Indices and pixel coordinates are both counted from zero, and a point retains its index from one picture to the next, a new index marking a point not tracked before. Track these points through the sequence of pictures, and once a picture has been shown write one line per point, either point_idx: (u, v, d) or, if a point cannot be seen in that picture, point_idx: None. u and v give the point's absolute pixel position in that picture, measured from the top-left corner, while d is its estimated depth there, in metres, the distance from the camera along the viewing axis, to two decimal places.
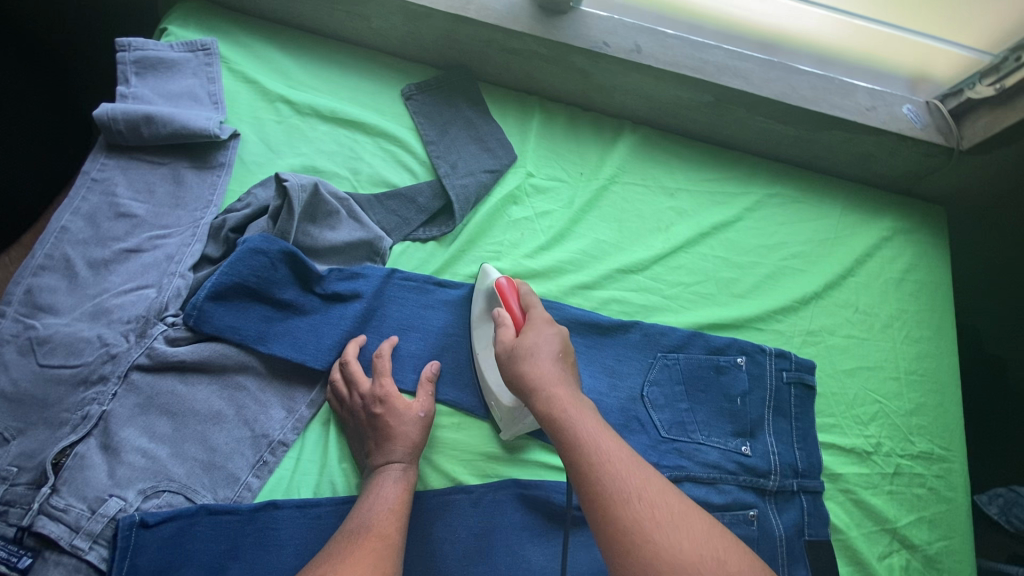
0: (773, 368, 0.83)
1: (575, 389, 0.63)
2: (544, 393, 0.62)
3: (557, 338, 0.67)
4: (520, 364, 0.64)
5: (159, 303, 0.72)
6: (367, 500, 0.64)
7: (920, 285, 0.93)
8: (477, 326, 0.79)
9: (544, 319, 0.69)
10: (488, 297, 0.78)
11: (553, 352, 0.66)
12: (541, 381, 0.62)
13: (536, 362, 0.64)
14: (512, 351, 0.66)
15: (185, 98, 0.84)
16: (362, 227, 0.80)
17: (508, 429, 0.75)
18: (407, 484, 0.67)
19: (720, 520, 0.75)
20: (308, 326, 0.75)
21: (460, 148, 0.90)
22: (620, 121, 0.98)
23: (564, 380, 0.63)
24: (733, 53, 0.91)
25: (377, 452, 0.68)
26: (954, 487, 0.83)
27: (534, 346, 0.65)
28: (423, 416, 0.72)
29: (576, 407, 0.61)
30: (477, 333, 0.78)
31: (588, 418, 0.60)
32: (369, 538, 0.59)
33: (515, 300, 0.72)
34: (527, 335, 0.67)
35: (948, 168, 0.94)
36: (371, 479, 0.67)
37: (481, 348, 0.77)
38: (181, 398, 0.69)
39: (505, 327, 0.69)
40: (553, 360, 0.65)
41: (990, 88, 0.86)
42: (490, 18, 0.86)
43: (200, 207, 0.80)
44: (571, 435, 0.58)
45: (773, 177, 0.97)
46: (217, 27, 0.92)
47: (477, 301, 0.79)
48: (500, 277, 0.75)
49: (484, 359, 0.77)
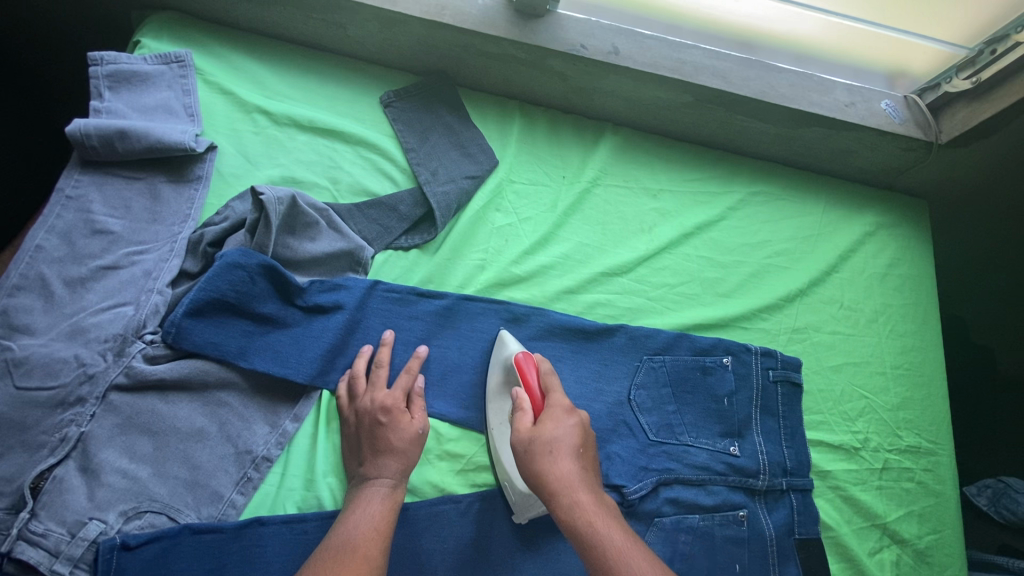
0: (759, 367, 0.83)
1: (595, 492, 0.64)
2: (565, 499, 0.62)
3: (576, 430, 0.67)
4: (540, 462, 0.64)
5: (136, 320, 0.71)
6: (355, 513, 0.63)
7: (904, 280, 0.93)
8: (493, 398, 0.76)
9: (562, 406, 0.69)
10: (504, 368, 0.77)
11: (573, 447, 0.65)
12: (561, 483, 0.62)
13: (556, 460, 0.64)
14: (531, 446, 0.65)
15: (160, 111, 0.83)
16: (342, 238, 0.80)
17: (522, 512, 0.71)
18: (393, 501, 0.65)
19: (710, 522, 0.75)
20: (290, 340, 0.74)
21: (440, 155, 0.89)
22: (601, 123, 0.98)
23: (584, 482, 0.63)
24: (711, 52, 0.91)
25: (371, 463, 0.67)
26: (943, 480, 0.83)
27: (553, 440, 0.65)
28: (421, 435, 0.71)
29: (598, 516, 0.61)
30: (491, 407, 0.76)
31: (610, 527, 0.60)
32: (356, 560, 0.59)
33: (533, 377, 0.72)
34: (546, 426, 0.66)
35: (928, 162, 0.95)
36: (360, 492, 0.65)
37: (496, 424, 0.75)
38: (161, 417, 0.69)
39: (522, 414, 0.69)
40: (572, 458, 0.64)
41: (966, 82, 0.87)
42: (466, 23, 0.85)
43: (178, 221, 0.79)
44: (595, 548, 0.58)
45: (755, 175, 0.97)
46: (191, 38, 0.91)
47: (493, 370, 0.78)
48: (517, 354, 0.74)
49: (498, 435, 0.74)
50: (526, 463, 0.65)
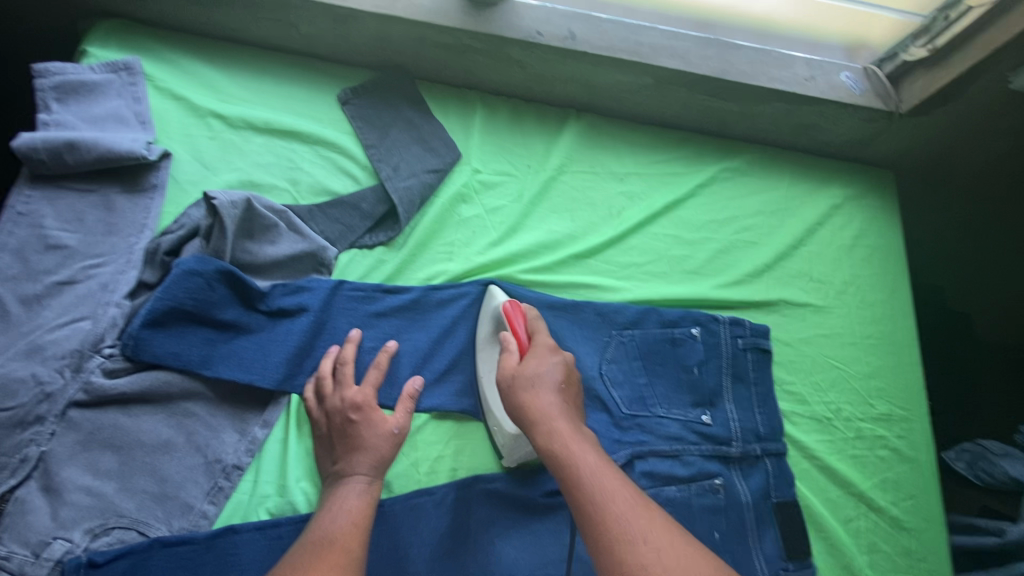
0: (728, 336, 0.84)
1: (574, 422, 0.66)
2: (544, 426, 0.64)
3: (559, 367, 0.69)
4: (522, 394, 0.66)
5: (93, 335, 0.69)
6: (331, 508, 0.62)
7: (872, 250, 0.94)
8: (483, 347, 0.78)
9: (547, 346, 0.71)
10: (494, 320, 0.77)
11: (554, 381, 0.68)
12: (541, 411, 0.65)
13: (537, 392, 0.66)
14: (513, 380, 0.68)
15: (111, 121, 0.81)
16: (303, 239, 0.78)
17: (510, 455, 0.73)
18: (370, 497, 0.64)
19: (687, 493, 0.75)
20: (255, 345, 0.73)
21: (402, 149, 0.88)
22: (564, 109, 0.97)
23: (564, 411, 0.66)
24: (669, 33, 0.90)
25: (344, 460, 0.66)
26: (917, 446, 0.84)
27: (535, 374, 0.68)
28: (396, 432, 0.69)
29: (575, 440, 0.63)
30: (482, 355, 0.78)
31: (586, 450, 0.62)
32: (333, 549, 0.57)
33: (519, 323, 0.74)
34: (530, 364, 0.69)
35: (891, 131, 0.95)
36: (335, 488, 0.64)
37: (484, 373, 0.76)
38: (125, 431, 0.67)
39: (508, 353, 0.71)
40: (554, 391, 0.67)
41: (923, 49, 0.87)
42: (418, 15, 0.84)
43: (135, 232, 0.77)
44: (571, 467, 0.60)
45: (720, 153, 0.97)
46: (140, 45, 0.89)
47: (482, 321, 0.79)
48: (505, 303, 0.76)
49: (487, 382, 0.76)
50: (508, 395, 0.67)
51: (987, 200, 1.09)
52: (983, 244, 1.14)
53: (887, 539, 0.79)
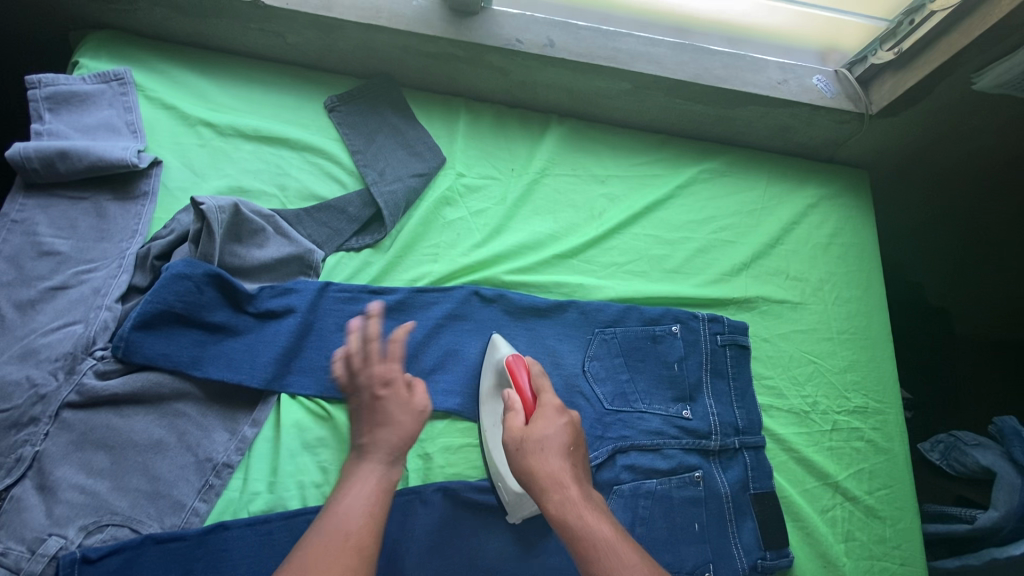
0: (707, 332, 0.86)
1: (586, 490, 0.61)
2: (557, 497, 0.60)
3: (567, 428, 0.65)
4: (530, 461, 0.62)
5: (86, 337, 0.71)
6: (350, 489, 0.59)
7: (848, 248, 0.96)
8: (487, 400, 0.78)
9: (554, 405, 0.67)
10: (497, 371, 0.78)
11: (564, 445, 0.64)
12: (551, 481, 0.61)
13: (547, 458, 0.62)
14: (521, 444, 0.64)
15: (103, 130, 0.83)
16: (290, 242, 0.81)
17: (516, 513, 0.73)
18: (388, 477, 0.61)
19: (667, 485, 0.78)
20: (244, 346, 0.75)
21: (388, 154, 0.90)
22: (547, 114, 1.00)
23: (575, 478, 0.61)
24: (646, 39, 0.93)
25: (366, 437, 0.63)
26: (891, 437, 0.86)
27: (543, 438, 0.63)
28: (422, 412, 0.67)
29: (591, 513, 0.59)
30: (485, 410, 0.78)
31: (602, 524, 0.58)
32: (349, 532, 0.54)
33: (525, 378, 0.72)
34: (537, 425, 0.65)
35: (864, 132, 0.98)
36: (354, 470, 0.61)
37: (489, 427, 0.76)
38: (117, 431, 0.69)
39: (513, 413, 0.68)
40: (563, 456, 0.63)
41: (890, 53, 0.90)
42: (401, 24, 0.86)
43: (126, 237, 0.79)
44: (588, 547, 0.56)
45: (698, 155, 1.00)
46: (131, 56, 0.91)
47: (486, 374, 0.79)
48: (507, 356, 0.76)
49: (492, 436, 0.76)
50: (515, 462, 0.63)
51: (962, 198, 1.12)
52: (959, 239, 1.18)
53: (863, 528, 0.81)
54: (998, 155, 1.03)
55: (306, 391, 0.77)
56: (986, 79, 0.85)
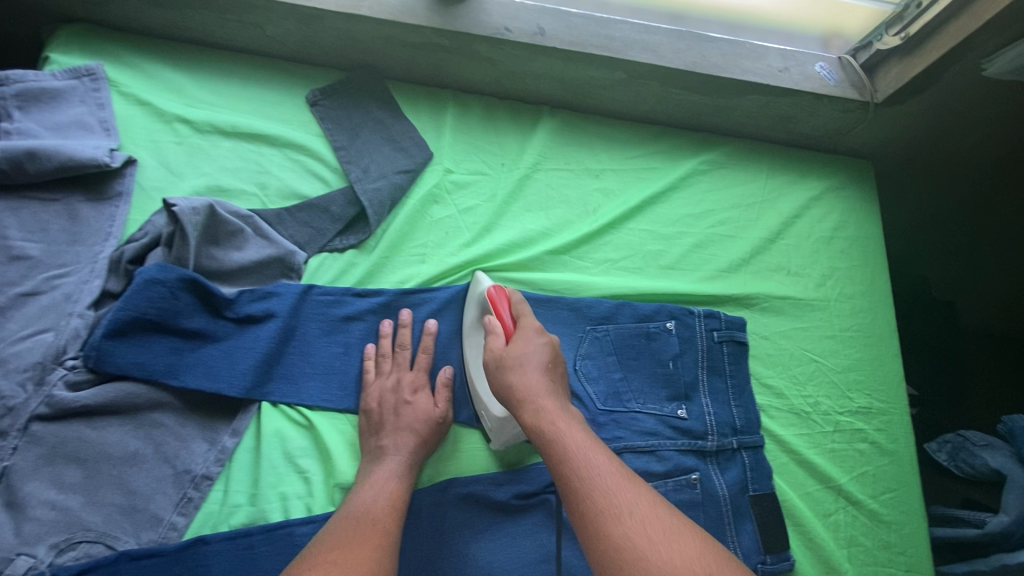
0: (703, 329, 0.83)
1: (562, 401, 0.64)
2: (532, 406, 0.62)
3: (546, 348, 0.68)
4: (508, 374, 0.65)
5: (56, 347, 0.68)
6: (374, 483, 0.65)
7: (851, 241, 0.93)
8: (469, 334, 0.77)
9: (534, 327, 0.69)
10: (479, 305, 0.77)
11: (542, 362, 0.66)
12: (528, 392, 0.63)
13: (524, 372, 0.65)
14: (500, 361, 0.66)
15: (75, 128, 0.80)
16: (271, 244, 0.78)
17: (498, 438, 0.73)
18: (405, 478, 0.67)
19: (663, 488, 0.75)
20: (223, 354, 0.72)
21: (372, 150, 0.87)
22: (538, 106, 0.96)
23: (551, 392, 0.64)
24: (641, 26, 0.89)
25: (389, 438, 0.70)
26: (896, 439, 0.83)
27: (522, 355, 0.66)
28: (440, 422, 0.73)
29: (563, 418, 0.61)
30: (468, 341, 0.77)
31: (573, 429, 0.61)
32: (376, 523, 0.60)
33: (505, 308, 0.72)
34: (516, 345, 0.67)
35: (868, 121, 0.94)
36: (378, 463, 0.68)
37: (472, 357, 0.76)
38: (89, 444, 0.66)
39: (494, 336, 0.69)
40: (541, 371, 0.65)
41: (896, 38, 0.86)
42: (384, 13, 0.83)
43: (99, 240, 0.76)
44: (559, 445, 0.59)
45: (696, 147, 0.96)
46: (104, 50, 0.88)
47: (468, 309, 0.78)
48: (489, 287, 0.74)
49: (475, 366, 0.75)
50: (494, 376, 0.66)
51: (970, 188, 1.07)
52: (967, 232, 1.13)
53: (867, 533, 0.78)
54: (1008, 141, 0.98)
55: (288, 399, 0.73)
56: (999, 62, 0.81)
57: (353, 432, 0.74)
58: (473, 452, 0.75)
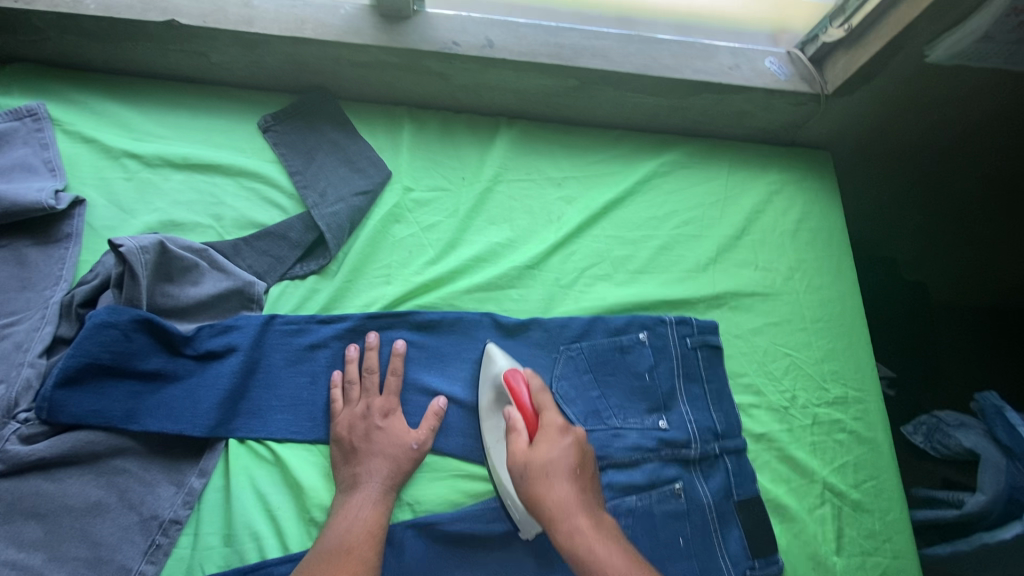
0: (676, 337, 0.83)
1: (593, 511, 0.63)
2: (566, 524, 0.61)
3: (572, 450, 0.66)
4: (537, 486, 0.63)
5: (6, 400, 0.65)
6: (346, 516, 0.64)
7: (816, 233, 0.94)
8: (488, 417, 0.75)
9: (557, 426, 0.68)
10: (496, 388, 0.75)
11: (572, 469, 0.65)
12: (558, 507, 0.62)
13: (552, 484, 0.63)
14: (526, 467, 0.65)
15: (17, 171, 0.77)
16: (228, 276, 0.76)
17: (527, 531, 0.70)
18: (380, 510, 0.66)
19: (648, 501, 0.74)
20: (184, 394, 0.70)
21: (329, 173, 0.86)
22: (495, 117, 0.96)
23: (584, 505, 0.63)
24: (590, 32, 0.89)
25: (359, 468, 0.68)
26: (873, 426, 0.84)
27: (548, 462, 0.64)
28: (416, 447, 0.71)
29: (600, 540, 0.60)
30: (486, 425, 0.75)
31: (610, 549, 0.60)
32: (349, 559, 0.60)
33: (525, 396, 0.70)
34: (541, 448, 0.66)
35: (821, 113, 0.95)
36: (351, 493, 0.66)
37: (492, 444, 0.73)
38: (48, 497, 0.64)
39: (517, 434, 0.68)
40: (568, 480, 0.64)
41: (840, 30, 0.87)
42: (329, 35, 0.82)
43: (50, 285, 0.73)
44: (599, 574, 0.58)
45: (656, 149, 0.97)
46: (47, 88, 0.86)
47: (483, 389, 0.76)
48: (506, 371, 0.73)
49: (496, 455, 0.73)
50: (519, 484, 0.65)
51: (958, 166, 1.09)
52: (950, 206, 1.15)
53: (851, 523, 0.78)
54: (987, 121, 1.00)
55: (256, 433, 0.72)
56: (940, 49, 0.82)
57: (326, 462, 0.72)
58: (454, 477, 0.74)
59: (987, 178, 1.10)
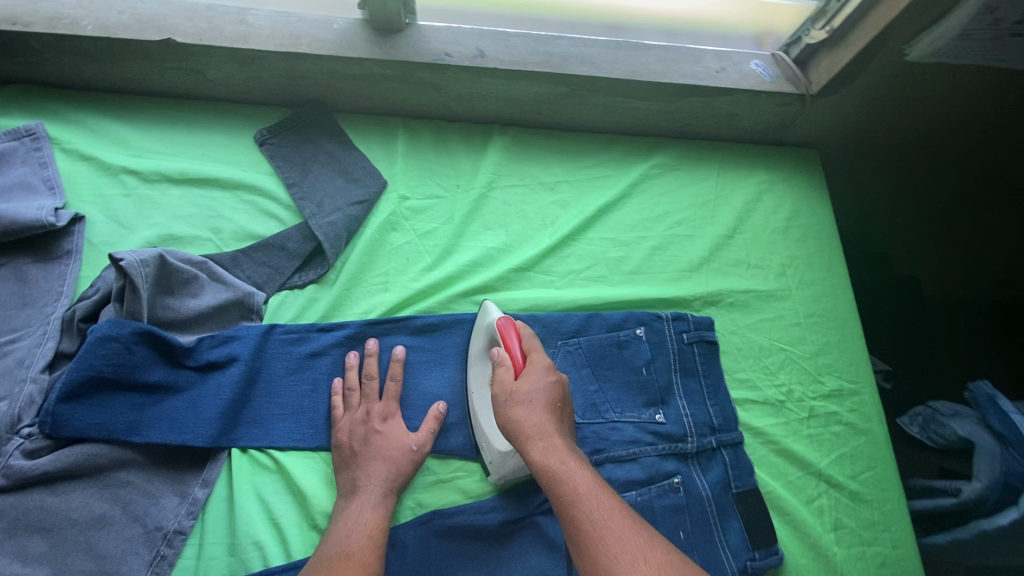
0: (672, 331, 0.84)
1: (568, 440, 0.65)
2: (540, 442, 0.63)
3: (555, 386, 0.68)
4: (517, 411, 0.66)
5: (9, 416, 0.66)
6: (348, 521, 0.64)
7: (806, 230, 0.95)
8: (475, 363, 0.77)
9: (543, 364, 0.70)
10: (489, 336, 0.77)
11: (552, 400, 0.67)
12: (534, 429, 0.64)
13: (531, 409, 0.66)
14: (509, 395, 0.67)
15: (17, 190, 0.78)
16: (228, 287, 0.77)
17: (496, 474, 0.72)
18: (382, 514, 0.66)
19: (647, 495, 0.75)
20: (186, 405, 0.71)
21: (325, 184, 0.87)
22: (488, 126, 0.98)
23: (559, 431, 0.65)
24: (578, 41, 0.91)
25: (361, 472, 0.69)
26: (869, 418, 0.85)
27: (530, 392, 0.67)
28: (416, 450, 0.72)
29: (571, 458, 0.62)
30: (472, 371, 0.77)
31: (580, 467, 0.61)
32: (350, 561, 0.59)
33: (514, 340, 0.71)
34: (524, 380, 0.68)
35: (807, 112, 0.97)
36: (353, 497, 0.67)
37: (476, 390, 0.76)
38: (53, 511, 0.64)
39: (503, 369, 0.70)
40: (547, 410, 0.66)
41: (822, 31, 0.89)
42: (323, 49, 0.83)
43: (51, 301, 0.74)
44: (564, 482, 0.59)
45: (647, 152, 0.99)
46: (45, 108, 0.87)
47: (477, 337, 0.78)
48: (500, 318, 0.75)
49: (479, 400, 0.75)
50: (499, 412, 0.67)
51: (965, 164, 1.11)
52: (938, 199, 1.17)
53: (850, 514, 0.79)
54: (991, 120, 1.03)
55: (259, 442, 0.72)
56: (920, 46, 0.83)
57: (329, 469, 0.73)
58: (455, 479, 0.74)
59: (971, 170, 1.13)
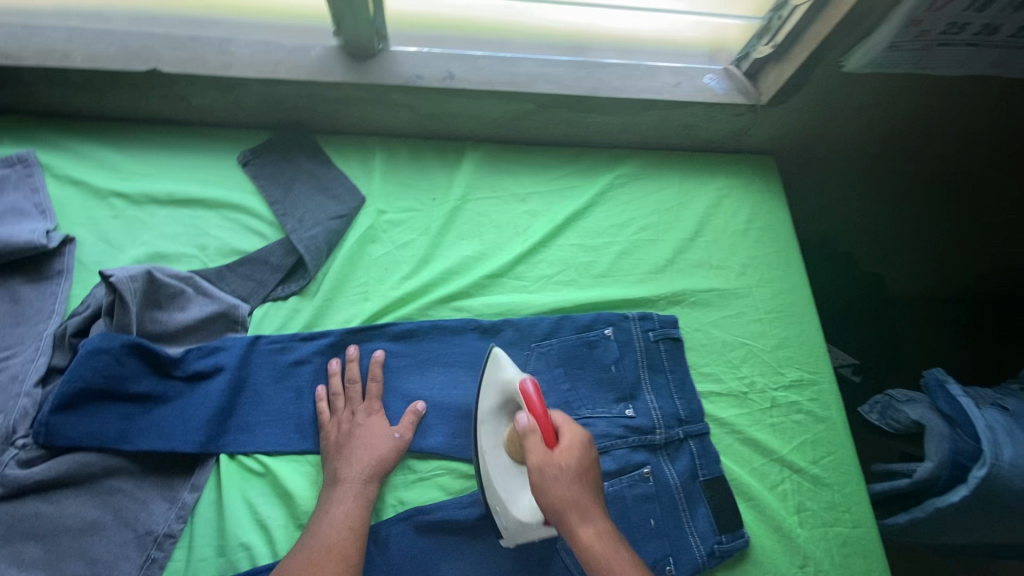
0: (639, 330, 0.89)
1: (603, 515, 0.65)
2: (581, 526, 0.63)
3: (587, 457, 0.67)
4: (557, 492, 0.64)
5: (4, 428, 0.69)
6: (328, 516, 0.68)
7: (764, 231, 1.01)
8: (486, 421, 0.73)
9: (575, 433, 0.67)
10: (502, 391, 0.72)
11: (585, 473, 0.66)
12: (575, 512, 0.63)
13: (569, 488, 0.64)
14: (546, 472, 0.64)
15: (10, 215, 0.82)
16: (213, 300, 0.81)
17: (510, 537, 0.70)
18: (361, 509, 0.69)
19: (619, 486, 0.79)
20: (174, 413, 0.74)
21: (306, 201, 0.92)
22: (461, 142, 1.03)
23: (596, 509, 0.65)
24: (541, 61, 0.97)
25: (341, 471, 0.72)
26: (828, 406, 0.89)
27: (568, 467, 0.65)
28: (394, 446, 0.75)
29: (612, 542, 0.63)
30: (482, 429, 0.72)
31: (620, 550, 0.63)
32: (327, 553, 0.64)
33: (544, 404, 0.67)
34: (560, 454, 0.65)
35: (760, 121, 1.03)
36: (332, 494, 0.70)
37: (489, 449, 0.72)
38: (47, 518, 0.67)
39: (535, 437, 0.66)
40: (584, 485, 0.65)
41: (767, 47, 0.96)
42: (301, 74, 0.88)
43: (43, 318, 0.78)
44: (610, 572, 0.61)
45: (612, 163, 1.05)
46: (36, 136, 0.92)
47: (488, 393, 0.73)
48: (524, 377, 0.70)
49: (492, 461, 0.71)
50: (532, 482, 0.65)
51: (936, 166, 1.19)
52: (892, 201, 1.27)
53: (812, 497, 0.83)
54: (982, 126, 1.09)
55: (246, 448, 0.75)
56: (854, 60, 0.90)
57: (314, 471, 0.76)
58: (435, 477, 0.78)
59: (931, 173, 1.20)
